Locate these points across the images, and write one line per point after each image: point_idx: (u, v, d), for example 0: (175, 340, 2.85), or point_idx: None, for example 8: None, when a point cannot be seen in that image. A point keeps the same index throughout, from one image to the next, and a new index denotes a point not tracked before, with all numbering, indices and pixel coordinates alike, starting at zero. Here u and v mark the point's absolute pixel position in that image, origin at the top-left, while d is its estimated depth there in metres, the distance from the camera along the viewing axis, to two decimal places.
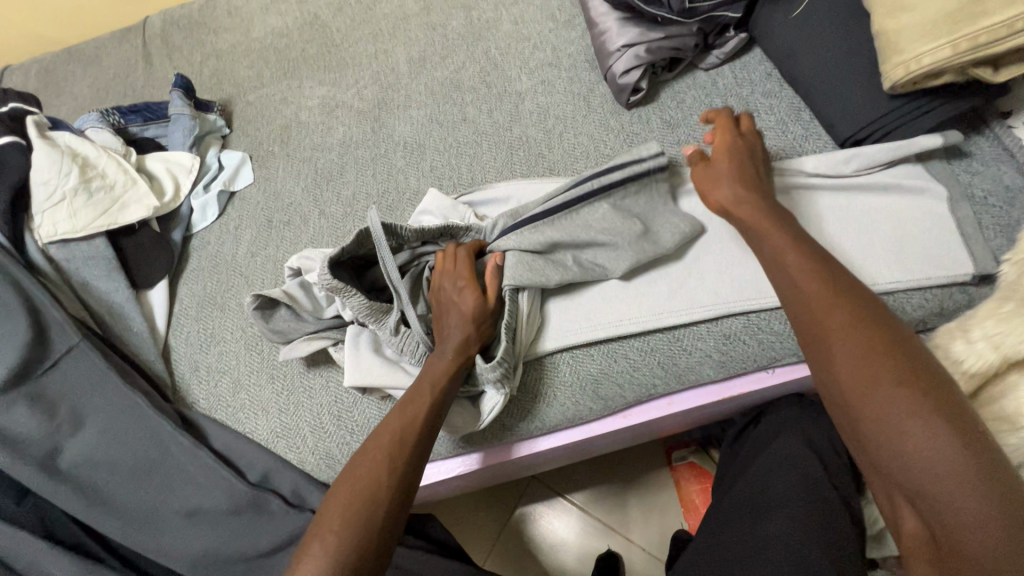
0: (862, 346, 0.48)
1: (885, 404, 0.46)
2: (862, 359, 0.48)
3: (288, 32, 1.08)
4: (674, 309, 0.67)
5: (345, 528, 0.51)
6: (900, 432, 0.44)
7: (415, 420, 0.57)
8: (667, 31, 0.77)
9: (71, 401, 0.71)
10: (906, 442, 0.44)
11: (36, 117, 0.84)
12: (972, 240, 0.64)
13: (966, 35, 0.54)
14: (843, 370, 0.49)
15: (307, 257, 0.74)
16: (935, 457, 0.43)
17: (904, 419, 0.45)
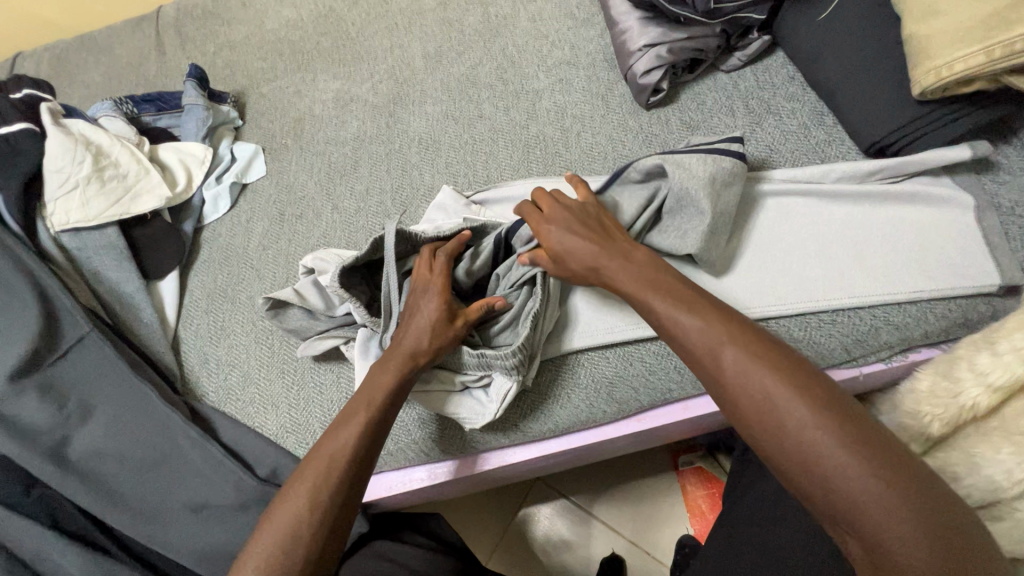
0: (770, 379, 0.45)
1: (790, 427, 0.43)
2: (769, 393, 0.45)
3: (303, 25, 1.07)
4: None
5: (277, 554, 0.49)
6: (822, 457, 0.41)
7: (363, 436, 0.55)
8: (689, 32, 0.76)
9: (81, 391, 0.71)
10: (830, 476, 0.41)
11: (50, 104, 0.83)
12: (999, 251, 0.63)
13: (1000, 43, 0.53)
14: (748, 404, 0.46)
15: (321, 258, 0.71)
16: (856, 471, 0.40)
17: (818, 445, 0.42)
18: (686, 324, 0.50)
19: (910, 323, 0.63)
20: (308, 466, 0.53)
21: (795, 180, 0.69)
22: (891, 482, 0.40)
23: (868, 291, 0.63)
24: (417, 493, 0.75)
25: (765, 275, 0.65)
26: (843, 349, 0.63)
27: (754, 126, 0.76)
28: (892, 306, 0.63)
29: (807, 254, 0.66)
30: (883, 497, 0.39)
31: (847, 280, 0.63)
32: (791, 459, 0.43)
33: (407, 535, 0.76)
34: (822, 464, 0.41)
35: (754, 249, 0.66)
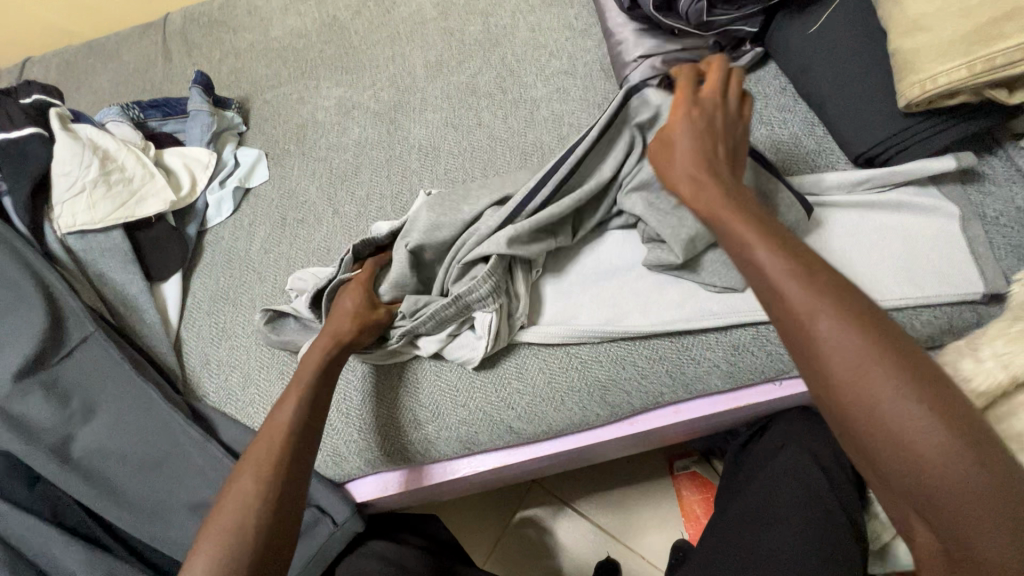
0: (863, 342, 0.39)
1: (898, 411, 0.37)
2: (862, 363, 0.39)
3: (307, 33, 1.09)
4: (683, 317, 0.67)
5: (229, 527, 0.50)
6: (923, 449, 0.36)
7: (300, 411, 0.59)
8: (683, 43, 0.78)
9: (84, 390, 0.72)
10: (926, 463, 0.36)
11: (58, 109, 0.85)
12: (983, 259, 0.64)
13: (981, 58, 0.55)
14: (844, 373, 0.39)
15: (300, 277, 0.77)
16: (961, 465, 0.36)
17: (913, 427, 0.37)
18: (778, 278, 0.43)
19: (896, 329, 0.64)
20: (253, 448, 0.56)
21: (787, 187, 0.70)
22: (1001, 482, 0.35)
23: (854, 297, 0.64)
24: (412, 494, 0.76)
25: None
26: None
27: (747, 135, 0.77)
28: None
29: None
30: (982, 494, 0.35)
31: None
32: (873, 430, 0.38)
33: (404, 536, 0.77)
34: (920, 453, 0.36)
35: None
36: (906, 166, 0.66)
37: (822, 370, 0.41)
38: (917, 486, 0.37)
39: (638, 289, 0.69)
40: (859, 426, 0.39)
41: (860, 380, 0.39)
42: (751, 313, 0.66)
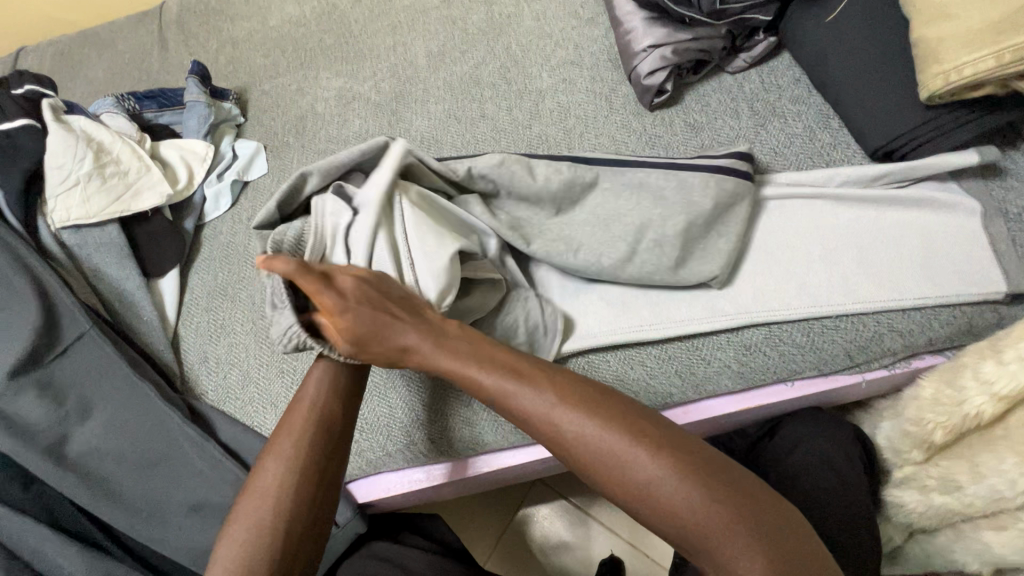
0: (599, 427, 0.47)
1: (649, 478, 0.44)
2: (609, 444, 0.46)
3: (306, 22, 1.07)
4: (692, 318, 0.64)
5: (262, 520, 0.52)
6: (674, 503, 0.43)
7: (337, 395, 0.58)
8: (695, 32, 0.75)
9: (79, 388, 0.70)
10: (681, 512, 0.43)
11: (51, 100, 0.83)
12: (1006, 257, 0.62)
13: (1010, 47, 0.53)
14: (592, 460, 0.46)
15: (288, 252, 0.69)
16: (695, 507, 0.43)
17: (663, 485, 0.44)
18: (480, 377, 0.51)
19: (914, 330, 0.62)
20: (285, 431, 0.56)
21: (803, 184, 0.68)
22: (734, 503, 0.43)
23: (872, 297, 0.62)
24: (415, 494, 0.75)
25: (766, 279, 0.65)
26: (846, 354, 0.63)
27: (759, 128, 0.75)
28: (896, 313, 0.62)
29: (814, 259, 0.65)
30: (714, 519, 0.43)
31: (852, 286, 0.63)
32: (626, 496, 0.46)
33: (405, 536, 0.76)
34: (678, 509, 0.43)
35: (757, 252, 0.66)
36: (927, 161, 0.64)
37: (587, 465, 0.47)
38: (671, 526, 0.44)
39: (647, 286, 0.67)
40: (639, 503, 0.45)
41: (602, 461, 0.46)
42: (767, 313, 0.63)
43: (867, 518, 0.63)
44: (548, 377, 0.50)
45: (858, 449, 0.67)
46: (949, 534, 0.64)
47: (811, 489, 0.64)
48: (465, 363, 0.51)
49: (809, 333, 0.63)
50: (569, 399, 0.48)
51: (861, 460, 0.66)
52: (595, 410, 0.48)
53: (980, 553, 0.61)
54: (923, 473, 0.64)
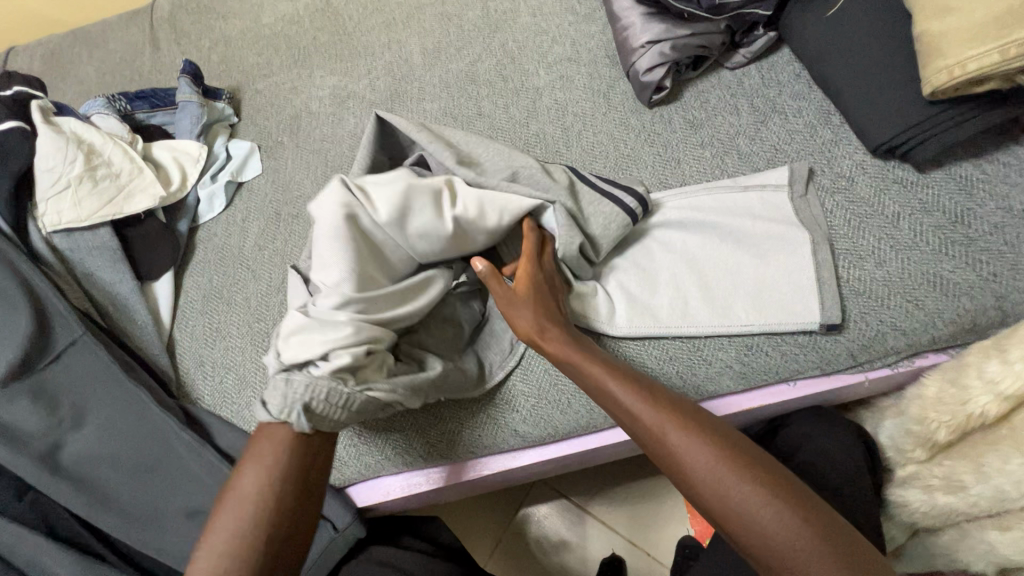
0: (694, 437, 0.49)
1: (743, 494, 0.46)
2: (703, 457, 0.48)
3: (299, 19, 1.05)
4: (691, 321, 0.64)
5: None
6: (773, 525, 0.44)
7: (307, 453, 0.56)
8: (694, 28, 0.75)
9: (74, 395, 0.69)
10: (776, 534, 0.44)
11: (41, 102, 0.81)
12: (1010, 254, 0.61)
13: (1014, 41, 0.52)
14: (700, 475, 0.48)
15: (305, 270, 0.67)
16: (802, 533, 0.44)
17: (758, 505, 0.45)
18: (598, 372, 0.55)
19: (916, 328, 0.61)
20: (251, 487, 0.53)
21: (764, 184, 0.69)
22: (826, 533, 0.44)
23: (795, 314, 0.62)
24: (415, 498, 0.74)
25: (702, 292, 0.65)
26: (849, 354, 0.63)
27: (760, 125, 0.74)
28: (899, 311, 0.62)
29: (744, 271, 0.65)
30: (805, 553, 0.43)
31: (784, 303, 0.63)
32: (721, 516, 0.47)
33: (406, 540, 0.75)
34: (774, 530, 0.44)
35: (704, 265, 0.66)
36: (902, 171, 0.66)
37: (692, 485, 0.48)
38: (766, 548, 0.45)
39: (640, 289, 0.67)
40: (735, 521, 0.46)
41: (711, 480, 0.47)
42: (765, 315, 0.63)
43: (872, 518, 0.62)
44: (678, 400, 0.53)
45: (862, 448, 0.67)
46: (953, 533, 0.63)
47: (814, 488, 0.64)
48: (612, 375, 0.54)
49: (810, 333, 0.63)
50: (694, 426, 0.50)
51: (864, 459, 0.66)
52: (713, 437, 0.49)
53: (985, 552, 0.61)
54: (927, 472, 0.63)
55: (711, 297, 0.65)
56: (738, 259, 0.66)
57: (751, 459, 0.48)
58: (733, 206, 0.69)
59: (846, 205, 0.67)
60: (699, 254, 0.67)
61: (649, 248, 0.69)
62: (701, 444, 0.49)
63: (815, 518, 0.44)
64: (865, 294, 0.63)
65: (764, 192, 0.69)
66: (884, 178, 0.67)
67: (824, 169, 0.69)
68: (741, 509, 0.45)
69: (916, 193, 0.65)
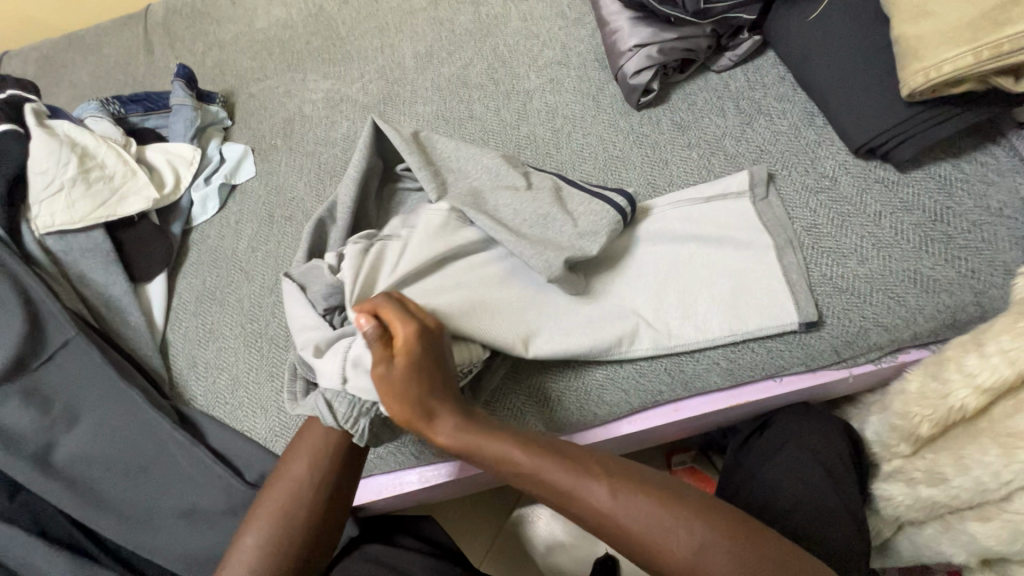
0: (593, 487, 0.50)
1: (657, 531, 0.47)
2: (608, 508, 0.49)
3: (293, 24, 1.06)
4: (676, 329, 0.65)
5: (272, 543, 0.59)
6: (689, 553, 0.46)
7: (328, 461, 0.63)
8: (680, 32, 0.76)
9: (67, 396, 0.70)
10: (698, 561, 0.46)
11: (34, 105, 0.82)
12: (987, 251, 0.62)
13: (988, 44, 0.54)
14: (611, 527, 0.49)
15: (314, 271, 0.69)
16: (713, 547, 0.46)
17: (670, 531, 0.47)
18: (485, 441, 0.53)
19: (899, 324, 0.63)
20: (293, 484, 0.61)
21: (726, 192, 0.70)
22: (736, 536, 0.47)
23: (778, 318, 0.63)
24: (407, 497, 0.75)
25: (683, 296, 0.66)
26: (833, 349, 0.64)
27: (745, 126, 0.75)
28: (882, 308, 0.63)
29: (725, 277, 0.66)
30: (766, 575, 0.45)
31: (764, 308, 0.64)
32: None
33: (399, 539, 0.75)
34: (695, 558, 0.46)
35: (686, 274, 0.67)
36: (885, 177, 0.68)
37: (644, 553, 0.48)
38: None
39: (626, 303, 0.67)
40: (661, 562, 0.47)
41: (656, 539, 0.47)
42: (744, 323, 0.64)
43: (857, 511, 0.63)
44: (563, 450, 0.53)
45: (847, 443, 0.68)
46: (937, 526, 0.64)
47: (800, 483, 0.65)
48: (520, 455, 0.52)
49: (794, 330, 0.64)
50: (616, 481, 0.50)
51: (850, 453, 0.67)
52: (625, 481, 0.50)
53: (967, 543, 0.62)
54: (910, 466, 0.65)
55: (693, 310, 0.65)
56: (717, 262, 0.67)
57: (673, 495, 0.49)
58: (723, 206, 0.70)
59: (829, 204, 0.68)
60: (682, 264, 0.68)
61: (637, 258, 0.69)
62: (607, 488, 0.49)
63: (720, 522, 0.47)
64: (848, 292, 0.64)
65: (723, 200, 0.70)
66: (866, 179, 0.68)
67: (809, 169, 0.71)
68: (698, 560, 0.46)
69: (897, 193, 0.67)
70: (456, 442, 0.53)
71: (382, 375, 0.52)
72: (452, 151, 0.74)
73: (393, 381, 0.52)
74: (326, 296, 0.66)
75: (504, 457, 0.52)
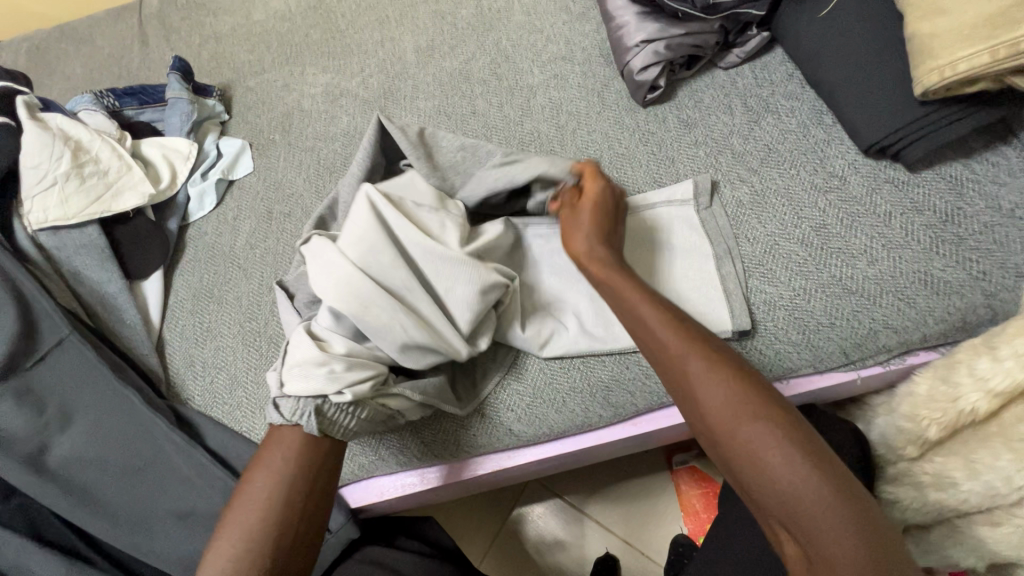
0: (715, 383, 0.49)
1: (757, 446, 0.46)
2: (721, 401, 0.49)
3: (291, 16, 1.04)
4: (616, 333, 0.66)
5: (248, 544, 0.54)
6: (778, 474, 0.45)
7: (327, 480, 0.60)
8: (688, 28, 0.75)
9: (60, 396, 0.68)
10: (782, 484, 0.45)
11: (26, 97, 0.80)
12: (997, 252, 0.62)
13: (1006, 42, 0.53)
14: (715, 421, 0.49)
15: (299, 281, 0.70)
16: (806, 482, 0.45)
17: (769, 448, 0.46)
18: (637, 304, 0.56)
19: (908, 326, 0.62)
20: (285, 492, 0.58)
21: (671, 199, 0.71)
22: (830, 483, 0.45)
23: (710, 322, 0.64)
24: (409, 499, 0.74)
25: (685, 297, 0.66)
26: (842, 351, 0.63)
27: (753, 124, 0.74)
28: (892, 309, 0.62)
29: (729, 277, 0.65)
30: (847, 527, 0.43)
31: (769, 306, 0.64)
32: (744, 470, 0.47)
33: (400, 541, 0.74)
34: (780, 479, 0.45)
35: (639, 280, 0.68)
36: (896, 178, 0.67)
37: (723, 441, 0.48)
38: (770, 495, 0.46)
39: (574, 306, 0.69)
40: (747, 470, 0.47)
41: (746, 436, 0.47)
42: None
43: None
44: (698, 337, 0.53)
45: (854, 445, 0.67)
46: (943, 529, 0.64)
47: None
48: (656, 318, 0.54)
49: (803, 331, 0.63)
50: (737, 378, 0.50)
51: (857, 456, 0.66)
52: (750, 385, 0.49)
53: (974, 547, 0.62)
54: (917, 469, 0.64)
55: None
56: (722, 264, 0.66)
57: (785, 416, 0.48)
58: (727, 207, 0.70)
59: (838, 204, 0.67)
60: (684, 265, 0.67)
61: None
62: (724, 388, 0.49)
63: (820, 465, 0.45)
64: (857, 293, 0.63)
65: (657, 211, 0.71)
66: (875, 179, 0.68)
67: (817, 169, 0.70)
68: (776, 478, 0.45)
69: (907, 193, 0.66)
70: (606, 297, 0.59)
71: (570, 214, 0.66)
72: (455, 149, 0.73)
73: (577, 224, 0.64)
74: (311, 305, 0.67)
75: (643, 318, 0.55)
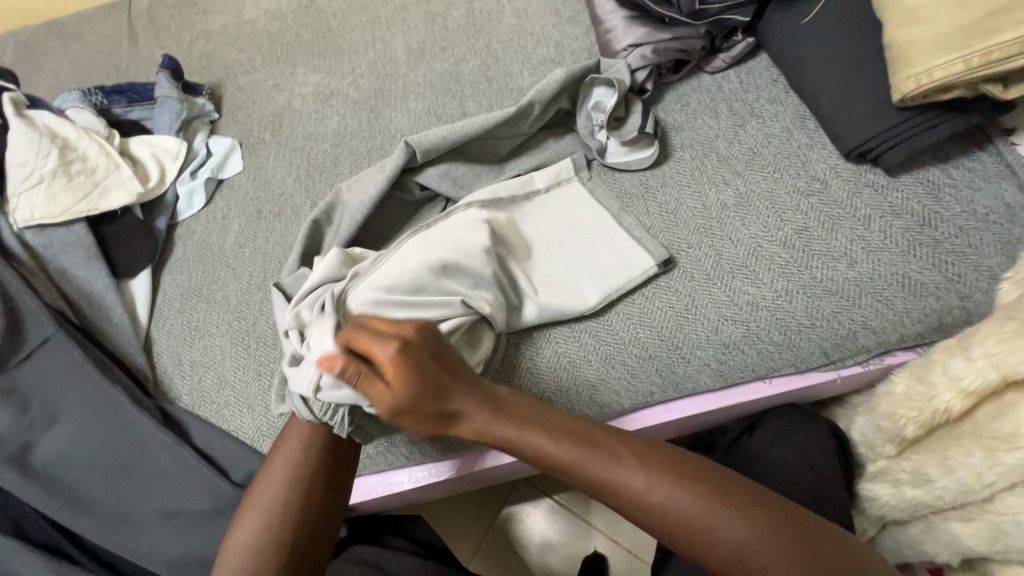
0: (629, 469, 0.50)
1: (707, 527, 0.47)
2: (644, 493, 0.49)
3: (282, 16, 1.04)
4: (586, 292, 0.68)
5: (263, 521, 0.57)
6: (735, 547, 0.46)
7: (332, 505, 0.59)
8: (674, 32, 0.76)
9: (46, 395, 0.68)
10: (745, 557, 0.46)
11: (13, 95, 0.79)
12: (973, 255, 0.63)
13: (978, 51, 0.54)
14: (656, 514, 0.49)
15: (302, 279, 0.70)
16: (763, 546, 0.46)
17: (716, 524, 0.47)
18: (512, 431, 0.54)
19: (886, 327, 0.63)
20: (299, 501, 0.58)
21: (656, 202, 0.73)
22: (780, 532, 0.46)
23: (635, 261, 0.69)
24: (396, 498, 0.74)
25: (671, 295, 0.67)
26: (822, 351, 0.64)
27: (738, 128, 0.75)
28: (870, 311, 0.64)
29: (714, 277, 0.67)
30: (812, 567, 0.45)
31: (752, 307, 0.65)
32: (718, 562, 0.47)
33: (388, 540, 0.74)
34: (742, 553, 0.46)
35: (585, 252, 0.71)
36: (876, 183, 0.68)
37: (674, 534, 0.48)
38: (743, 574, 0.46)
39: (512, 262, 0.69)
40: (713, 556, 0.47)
41: (686, 523, 0.48)
42: (657, 324, 0.66)
43: (844, 511, 0.64)
44: (597, 438, 0.53)
45: (835, 444, 0.69)
46: (920, 525, 0.65)
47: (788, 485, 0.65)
48: (552, 445, 0.52)
49: (784, 331, 0.64)
50: (654, 471, 0.50)
51: (838, 455, 0.68)
52: (660, 468, 0.50)
53: (949, 543, 0.63)
54: (895, 467, 0.66)
55: (576, 279, 0.69)
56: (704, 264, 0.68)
57: (712, 483, 0.49)
58: (712, 206, 0.71)
59: (819, 207, 0.69)
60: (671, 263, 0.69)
61: (555, 218, 0.73)
62: (640, 475, 0.50)
63: (763, 518, 0.47)
64: (836, 294, 0.64)
65: (560, 189, 0.75)
66: (855, 183, 0.69)
67: (800, 172, 0.71)
68: (732, 546, 0.46)
69: (886, 197, 0.67)
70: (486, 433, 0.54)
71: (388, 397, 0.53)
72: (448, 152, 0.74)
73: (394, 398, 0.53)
74: None
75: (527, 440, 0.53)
